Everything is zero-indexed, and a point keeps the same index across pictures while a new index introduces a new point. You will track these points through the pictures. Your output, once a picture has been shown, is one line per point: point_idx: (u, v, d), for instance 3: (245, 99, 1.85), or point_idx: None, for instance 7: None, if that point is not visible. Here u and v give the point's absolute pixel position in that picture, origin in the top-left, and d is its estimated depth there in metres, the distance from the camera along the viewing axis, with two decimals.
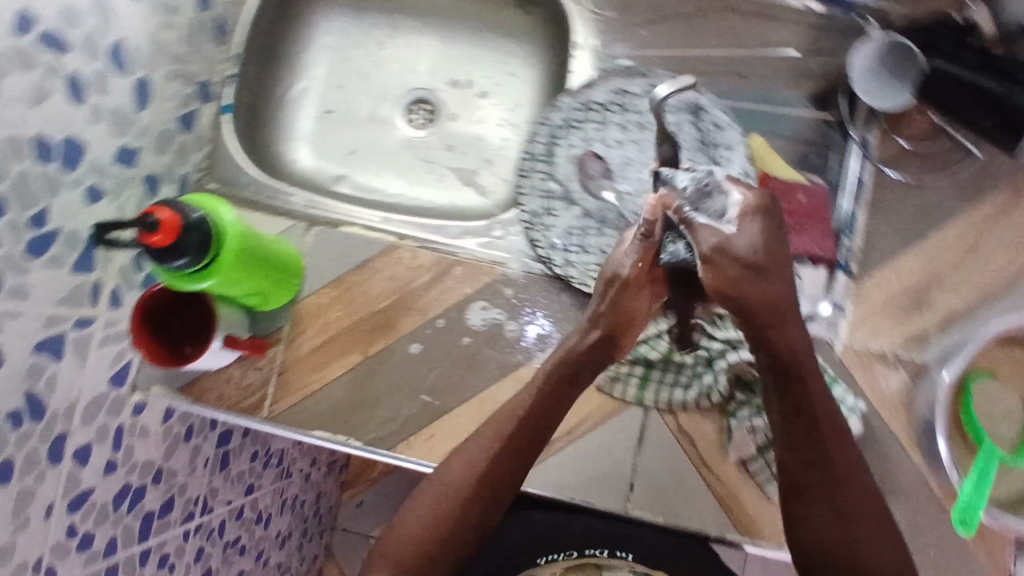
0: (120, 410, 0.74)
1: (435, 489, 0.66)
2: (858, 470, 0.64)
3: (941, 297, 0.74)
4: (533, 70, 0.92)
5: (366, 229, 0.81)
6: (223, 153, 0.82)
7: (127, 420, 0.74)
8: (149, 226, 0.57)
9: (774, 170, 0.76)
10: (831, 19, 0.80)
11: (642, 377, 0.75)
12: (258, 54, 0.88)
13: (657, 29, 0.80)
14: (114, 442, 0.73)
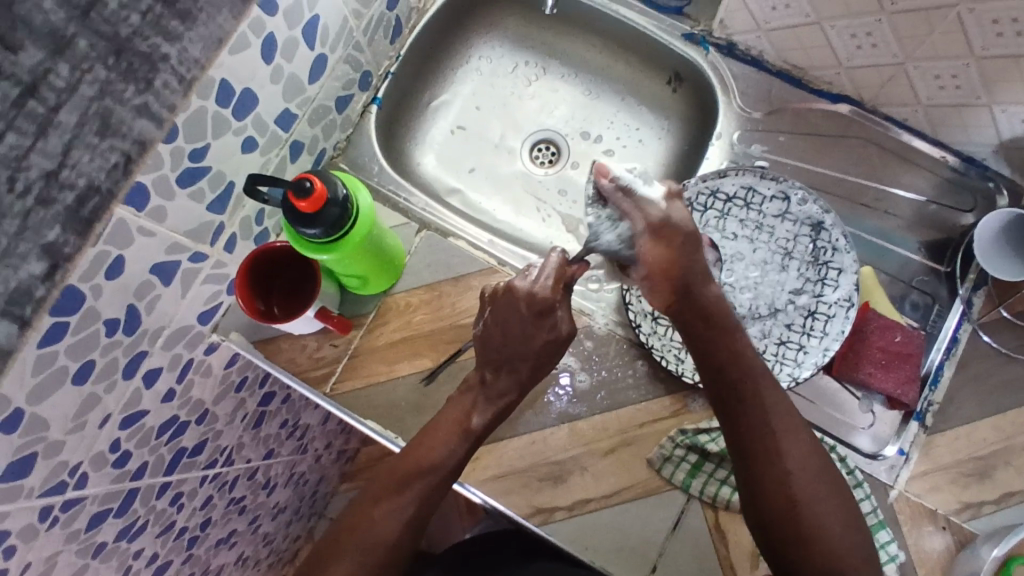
0: (197, 346, 0.74)
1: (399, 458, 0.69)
2: (805, 451, 0.64)
3: (1008, 474, 0.73)
4: (663, 144, 0.94)
5: (471, 246, 0.85)
6: (361, 139, 0.88)
7: (199, 356, 0.75)
8: (302, 189, 0.61)
9: (877, 303, 0.78)
10: (967, 177, 0.81)
11: (694, 465, 0.74)
12: (416, 60, 0.93)
13: (796, 139, 0.84)
14: (182, 373, 0.74)
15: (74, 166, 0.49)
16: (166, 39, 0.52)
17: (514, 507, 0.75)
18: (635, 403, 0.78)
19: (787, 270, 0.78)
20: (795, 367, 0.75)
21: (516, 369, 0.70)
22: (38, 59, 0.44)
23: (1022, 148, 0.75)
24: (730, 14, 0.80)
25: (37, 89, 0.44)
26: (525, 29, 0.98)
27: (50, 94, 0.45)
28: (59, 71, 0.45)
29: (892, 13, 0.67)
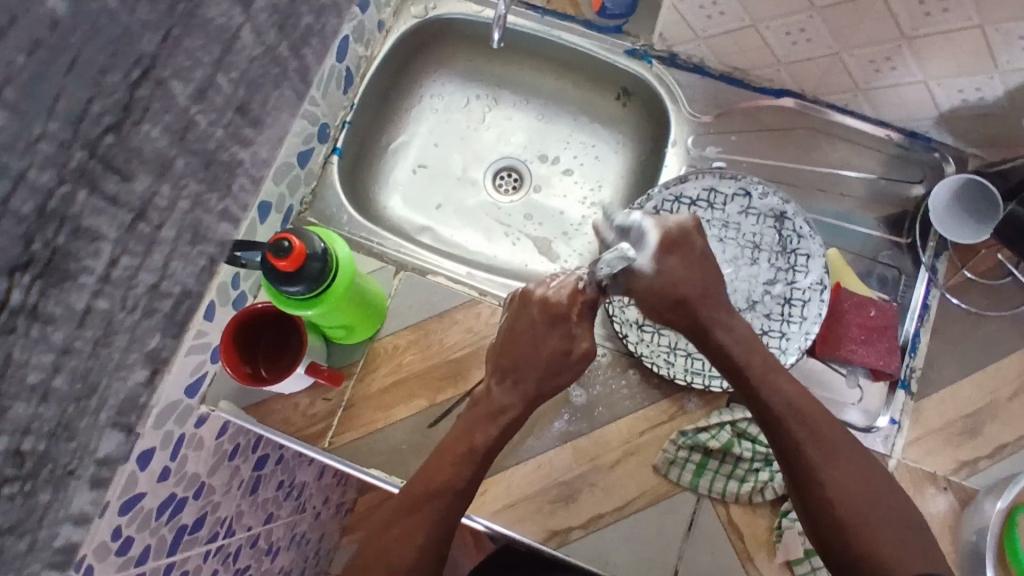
0: (188, 420, 0.75)
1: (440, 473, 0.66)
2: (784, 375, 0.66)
3: (995, 427, 0.77)
4: (620, 157, 0.97)
5: (451, 281, 0.86)
6: (326, 190, 0.88)
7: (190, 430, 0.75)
8: (280, 249, 0.61)
9: (847, 284, 0.81)
10: (912, 152, 0.85)
11: (699, 464, 0.75)
12: (371, 108, 0.95)
13: (746, 137, 0.87)
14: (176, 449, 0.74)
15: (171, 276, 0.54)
16: (244, 144, 0.58)
17: (531, 535, 0.75)
18: (635, 411, 0.79)
19: (759, 263, 0.80)
20: (780, 355, 0.77)
21: (523, 380, 0.70)
22: (146, 185, 0.46)
23: (959, 119, 0.79)
24: (669, 27, 0.83)
25: (144, 214, 0.47)
26: (475, 63, 1.00)
27: (155, 214, 0.48)
28: (162, 192, 0.48)
29: (822, 8, 0.70)
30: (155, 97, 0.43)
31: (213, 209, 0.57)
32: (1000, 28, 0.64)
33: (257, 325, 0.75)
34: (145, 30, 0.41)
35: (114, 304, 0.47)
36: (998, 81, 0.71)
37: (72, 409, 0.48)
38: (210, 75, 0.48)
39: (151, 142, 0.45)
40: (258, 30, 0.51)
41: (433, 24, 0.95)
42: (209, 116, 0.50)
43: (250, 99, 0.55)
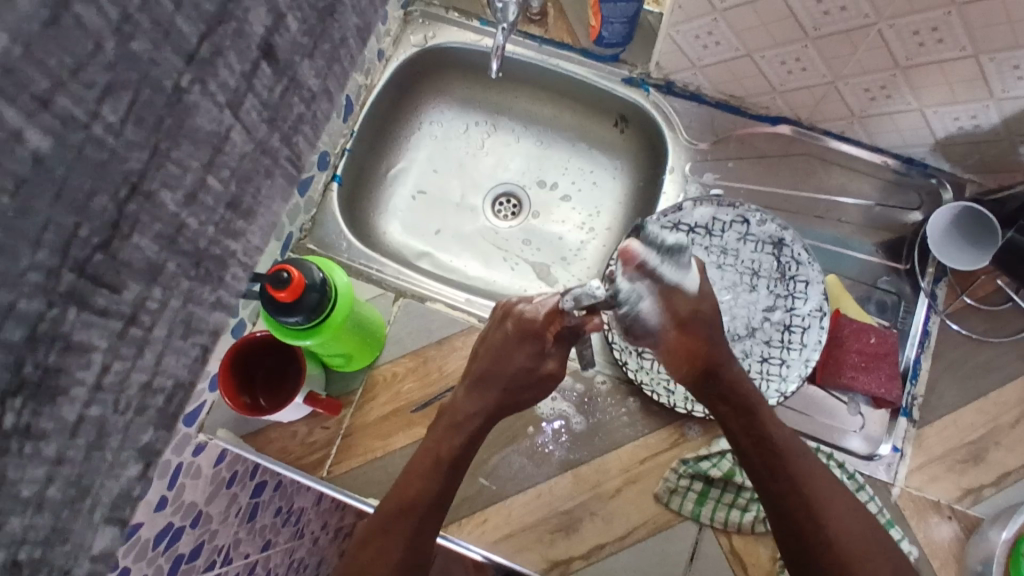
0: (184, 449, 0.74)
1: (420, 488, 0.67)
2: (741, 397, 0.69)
3: (1000, 454, 0.76)
4: (618, 183, 0.97)
5: (450, 307, 0.85)
6: (326, 217, 0.88)
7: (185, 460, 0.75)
8: (280, 281, 0.61)
9: (846, 309, 0.81)
10: (909, 177, 0.86)
11: (700, 493, 0.75)
12: (370, 135, 0.95)
13: (743, 164, 0.88)
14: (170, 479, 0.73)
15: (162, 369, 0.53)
16: (233, 238, 0.53)
17: (532, 565, 0.74)
18: (636, 439, 0.78)
19: (758, 289, 0.80)
20: (781, 382, 0.77)
21: (487, 393, 0.70)
22: (136, 292, 0.45)
23: (955, 146, 0.80)
24: (666, 56, 0.84)
25: (136, 317, 0.46)
26: (474, 90, 1.01)
27: (146, 318, 0.47)
28: (154, 295, 0.47)
29: (816, 38, 0.71)
30: (145, 208, 0.41)
31: (206, 302, 0.53)
32: (994, 58, 0.65)
33: (253, 355, 0.74)
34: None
35: (106, 409, 0.47)
36: (993, 109, 0.71)
37: (67, 511, 0.48)
38: (199, 178, 0.45)
39: (152, 253, 0.44)
40: (248, 128, 0.48)
41: (432, 52, 0.96)
42: (220, 224, 0.50)
43: (242, 194, 0.51)
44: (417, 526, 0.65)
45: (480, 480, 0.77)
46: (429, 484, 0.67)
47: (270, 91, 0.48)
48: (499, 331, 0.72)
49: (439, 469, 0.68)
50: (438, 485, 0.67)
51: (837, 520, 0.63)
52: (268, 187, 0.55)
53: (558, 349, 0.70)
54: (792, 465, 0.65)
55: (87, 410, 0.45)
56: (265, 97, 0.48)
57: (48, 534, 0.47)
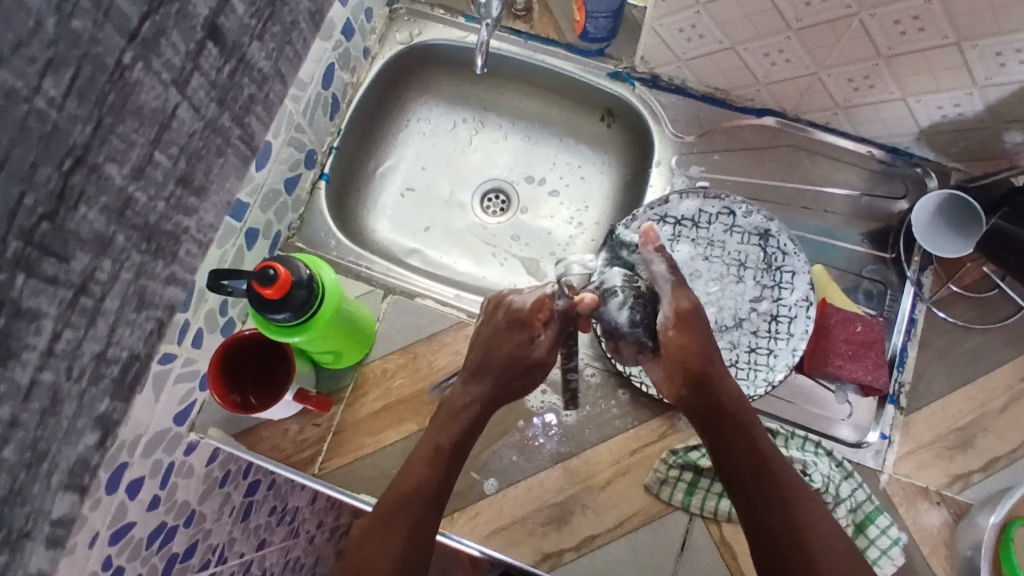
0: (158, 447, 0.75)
1: (417, 471, 0.68)
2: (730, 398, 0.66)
3: (987, 439, 0.77)
4: (606, 178, 0.98)
5: (439, 303, 0.85)
6: (314, 216, 0.89)
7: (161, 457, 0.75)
8: (266, 278, 0.61)
9: (833, 298, 0.81)
10: (894, 167, 0.86)
11: (690, 483, 0.75)
12: (358, 133, 0.95)
13: (729, 156, 0.88)
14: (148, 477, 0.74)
15: (116, 342, 0.58)
16: (186, 214, 0.63)
17: (523, 558, 0.75)
18: (626, 431, 0.79)
19: (745, 280, 0.81)
20: (768, 371, 0.77)
21: (479, 381, 0.71)
22: (88, 262, 0.52)
23: (939, 135, 0.80)
24: (650, 50, 0.84)
25: (85, 288, 0.52)
26: (461, 87, 1.01)
27: (96, 288, 0.53)
28: (102, 267, 0.53)
29: (799, 29, 0.71)
30: (91, 182, 0.50)
31: (159, 276, 0.62)
32: (976, 45, 0.65)
33: (242, 352, 0.74)
34: (76, 122, 0.47)
35: (58, 375, 0.52)
36: (977, 97, 0.71)
37: (24, 474, 0.52)
38: (146, 153, 0.54)
39: (100, 223, 0.52)
40: (195, 106, 0.59)
41: (418, 49, 0.96)
42: (161, 197, 0.58)
43: (191, 170, 0.61)
44: (417, 511, 0.65)
45: (470, 474, 0.77)
46: (431, 471, 0.68)
47: (218, 73, 0.60)
48: (495, 325, 0.72)
49: (438, 456, 0.68)
50: (440, 471, 0.68)
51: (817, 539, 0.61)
52: (219, 166, 0.66)
53: (549, 334, 0.71)
54: (775, 483, 0.63)
55: (34, 374, 0.50)
56: (213, 77, 0.60)
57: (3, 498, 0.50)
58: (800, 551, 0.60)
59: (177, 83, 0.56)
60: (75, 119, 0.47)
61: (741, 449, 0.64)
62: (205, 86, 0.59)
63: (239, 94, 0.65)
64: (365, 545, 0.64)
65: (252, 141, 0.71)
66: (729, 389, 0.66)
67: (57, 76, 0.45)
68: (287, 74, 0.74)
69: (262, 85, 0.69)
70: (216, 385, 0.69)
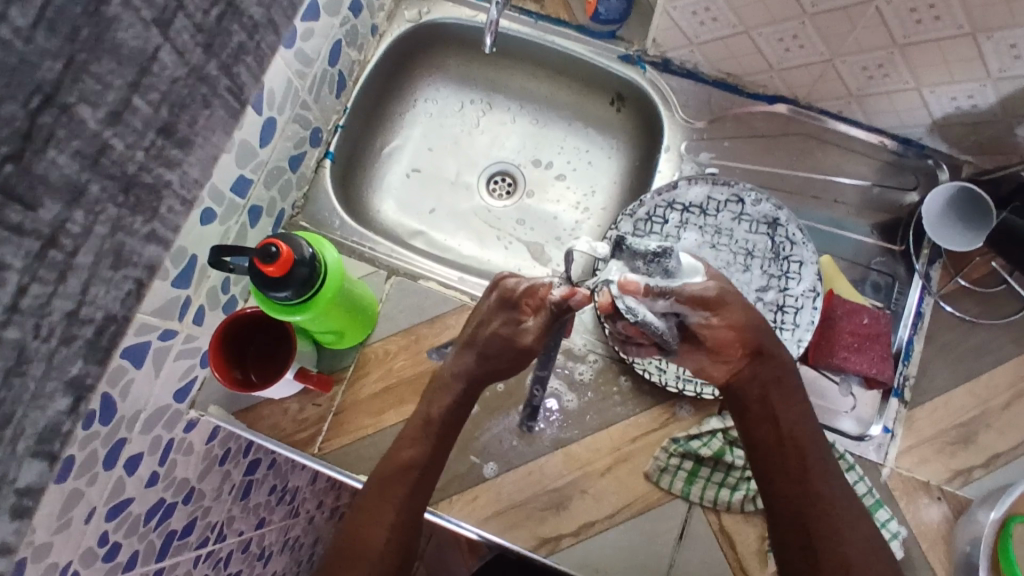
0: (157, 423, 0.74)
1: (409, 445, 0.69)
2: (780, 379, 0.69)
3: (990, 435, 0.76)
4: (614, 163, 0.97)
5: (443, 285, 0.85)
6: (319, 195, 0.88)
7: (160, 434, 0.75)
8: (268, 255, 0.61)
9: (839, 289, 0.80)
10: (906, 158, 0.85)
11: (690, 472, 0.75)
12: (364, 112, 0.94)
13: (739, 143, 0.87)
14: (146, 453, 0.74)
15: (91, 301, 0.56)
16: (167, 166, 0.60)
17: (520, 542, 0.75)
18: (627, 418, 0.78)
19: (752, 270, 0.80)
20: None
21: (463, 359, 0.71)
22: (55, 212, 0.50)
23: (953, 126, 0.79)
24: (661, 33, 0.83)
25: (55, 240, 0.51)
26: (469, 68, 1.00)
27: (66, 241, 0.52)
28: (74, 219, 0.52)
29: (813, 15, 0.70)
30: (61, 122, 0.48)
31: (138, 233, 0.59)
32: (991, 37, 0.64)
33: (245, 330, 0.74)
34: (45, 56, 0.46)
35: (24, 333, 0.50)
36: (990, 89, 0.70)
37: None
38: (123, 96, 0.53)
39: (68, 163, 0.50)
40: (179, 50, 0.56)
41: (427, 28, 0.95)
42: (140, 142, 0.56)
43: (175, 120, 0.59)
44: (411, 483, 0.67)
45: (470, 458, 0.77)
46: (426, 444, 0.69)
47: (204, 15, 0.57)
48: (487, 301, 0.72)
49: (432, 430, 0.70)
50: (431, 446, 0.69)
51: (839, 503, 0.64)
52: (206, 117, 0.63)
53: (537, 323, 0.69)
54: (807, 450, 0.66)
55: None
56: (198, 19, 0.57)
57: None
58: (820, 510, 0.64)
59: (158, 24, 0.53)
60: (44, 53, 0.46)
61: (782, 419, 0.67)
62: (189, 28, 0.57)
63: (226, 42, 0.62)
64: (363, 510, 0.68)
65: (256, 91, 0.68)
66: (777, 360, 0.68)
67: (24, 6, 0.44)
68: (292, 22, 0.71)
69: (253, 33, 0.65)
70: (216, 361, 0.69)
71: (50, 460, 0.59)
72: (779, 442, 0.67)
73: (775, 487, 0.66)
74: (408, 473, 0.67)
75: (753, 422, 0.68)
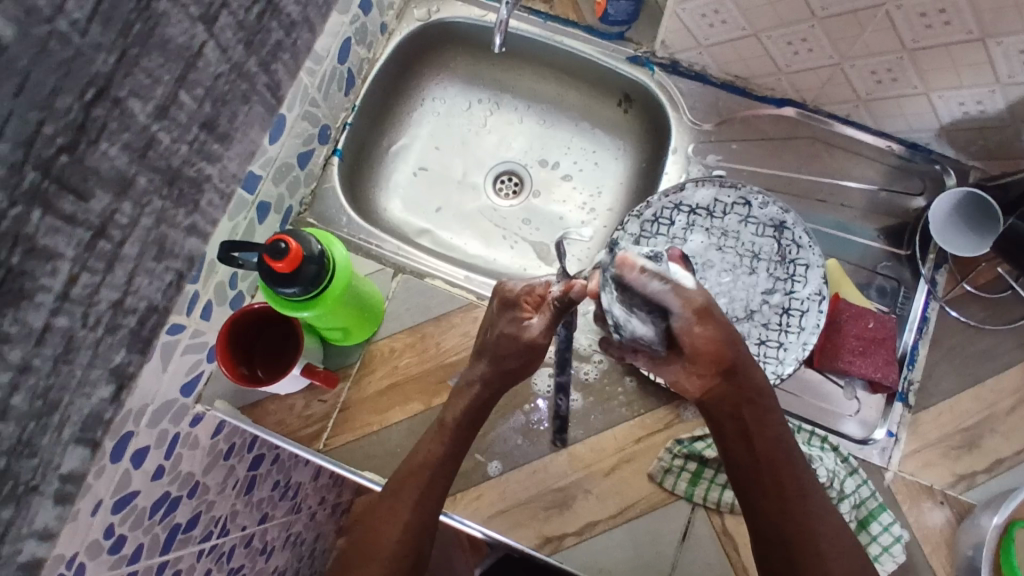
0: (164, 417, 0.75)
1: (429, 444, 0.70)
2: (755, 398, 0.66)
3: (994, 440, 0.76)
4: (620, 164, 0.97)
5: (449, 284, 0.85)
6: (327, 192, 0.88)
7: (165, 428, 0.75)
8: (278, 251, 0.61)
9: (846, 294, 0.81)
10: (913, 163, 0.85)
11: (694, 473, 0.75)
12: (371, 110, 0.95)
13: (746, 146, 0.87)
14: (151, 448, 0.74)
15: (133, 292, 0.58)
16: (210, 160, 0.63)
17: (523, 540, 0.75)
18: (631, 418, 0.78)
19: (758, 272, 0.80)
20: (778, 364, 0.77)
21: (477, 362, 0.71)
22: (105, 204, 0.52)
23: (961, 132, 0.79)
24: (671, 35, 0.83)
25: (104, 231, 0.52)
26: (477, 67, 1.00)
27: (115, 232, 0.53)
28: (123, 209, 0.54)
29: (823, 18, 0.70)
30: (112, 115, 0.50)
31: (180, 225, 0.62)
32: (1001, 43, 0.64)
33: (252, 327, 0.75)
34: (100, 50, 0.47)
35: (73, 321, 0.52)
36: (999, 95, 0.70)
37: (34, 424, 0.52)
38: (171, 90, 0.54)
39: (122, 159, 0.52)
40: (223, 47, 0.58)
41: (435, 27, 0.95)
42: (190, 135, 0.58)
43: (217, 115, 0.61)
44: (427, 484, 0.68)
45: (474, 455, 0.77)
46: (441, 445, 0.70)
47: (246, 12, 0.59)
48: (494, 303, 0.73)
49: (444, 430, 0.70)
50: (446, 446, 0.70)
51: (814, 523, 0.63)
52: (246, 111, 0.66)
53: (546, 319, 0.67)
54: (785, 469, 0.65)
55: (44, 321, 0.49)
56: (241, 17, 0.59)
57: (14, 442, 0.51)
58: (797, 522, 0.63)
59: (205, 20, 0.55)
60: (99, 46, 0.47)
61: (761, 437, 0.65)
62: (233, 26, 0.59)
63: (267, 38, 0.65)
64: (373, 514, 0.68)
65: (275, 88, 0.70)
66: (753, 377, 0.65)
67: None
68: (304, 21, 0.71)
69: (291, 30, 0.69)
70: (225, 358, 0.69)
71: (93, 445, 0.60)
72: (756, 460, 0.65)
73: (755, 506, 0.65)
74: (422, 472, 0.68)
75: (732, 439, 0.67)
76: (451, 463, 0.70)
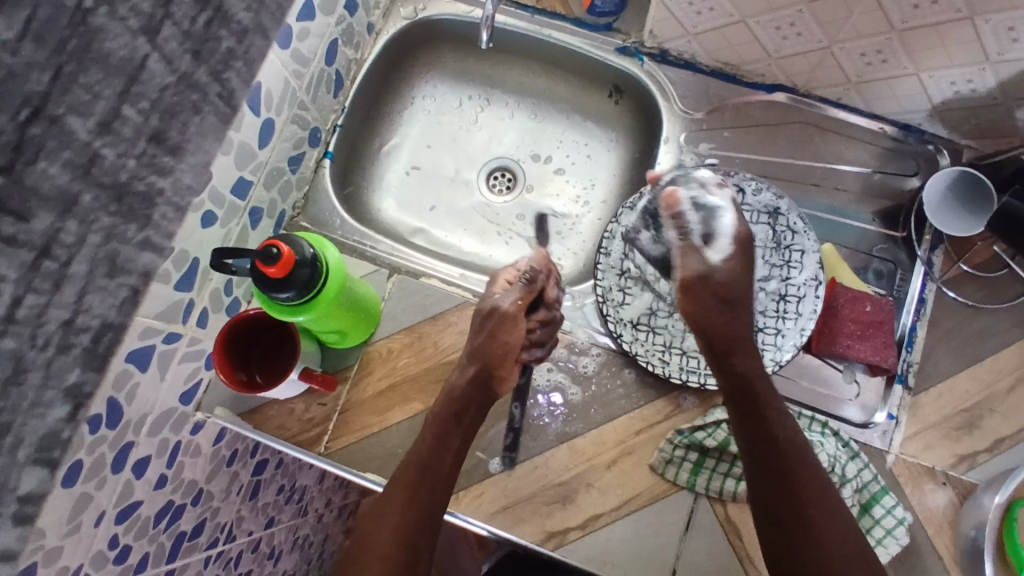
0: (164, 426, 0.75)
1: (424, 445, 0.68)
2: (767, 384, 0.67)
3: (995, 421, 0.76)
4: (613, 155, 0.96)
5: (444, 283, 0.85)
6: (320, 195, 0.88)
7: (165, 436, 0.76)
8: (269, 256, 0.60)
9: (842, 277, 0.80)
10: (907, 144, 0.85)
11: (696, 463, 0.75)
12: (361, 110, 0.94)
13: (738, 133, 0.87)
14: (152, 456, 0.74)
15: (86, 311, 0.56)
16: (160, 173, 0.60)
17: (527, 536, 0.75)
18: (632, 410, 0.78)
19: (753, 260, 0.80)
20: (776, 351, 0.76)
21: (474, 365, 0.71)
22: (49, 222, 0.50)
23: (953, 111, 0.78)
24: (659, 24, 0.83)
25: (48, 250, 0.51)
26: (465, 64, 1.00)
27: (60, 251, 0.52)
28: (67, 228, 0.52)
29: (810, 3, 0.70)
30: (50, 133, 0.49)
31: (131, 241, 0.59)
32: (989, 20, 0.64)
33: (252, 333, 0.75)
34: (33, 69, 0.47)
35: (21, 343, 0.51)
36: (989, 73, 0.70)
37: None
38: (113, 106, 0.53)
39: (63, 179, 0.51)
40: (168, 59, 0.57)
41: (423, 25, 0.95)
42: (137, 148, 0.56)
43: (166, 128, 0.59)
44: (413, 486, 0.66)
45: (475, 453, 0.77)
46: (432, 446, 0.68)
47: (193, 21, 0.57)
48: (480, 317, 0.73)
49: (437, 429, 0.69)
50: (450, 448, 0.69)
51: (822, 524, 0.62)
52: (199, 123, 0.63)
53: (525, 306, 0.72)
54: (794, 475, 0.64)
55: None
56: (187, 26, 0.57)
57: None
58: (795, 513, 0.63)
59: (146, 32, 0.54)
60: (32, 65, 0.47)
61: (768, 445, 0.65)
62: (178, 36, 0.57)
63: (216, 48, 0.62)
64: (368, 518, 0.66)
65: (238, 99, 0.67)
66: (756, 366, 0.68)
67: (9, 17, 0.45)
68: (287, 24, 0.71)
69: (242, 38, 0.65)
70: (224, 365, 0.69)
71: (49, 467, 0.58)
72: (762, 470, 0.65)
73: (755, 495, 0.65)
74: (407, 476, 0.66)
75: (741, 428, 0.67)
76: (440, 484, 0.66)
